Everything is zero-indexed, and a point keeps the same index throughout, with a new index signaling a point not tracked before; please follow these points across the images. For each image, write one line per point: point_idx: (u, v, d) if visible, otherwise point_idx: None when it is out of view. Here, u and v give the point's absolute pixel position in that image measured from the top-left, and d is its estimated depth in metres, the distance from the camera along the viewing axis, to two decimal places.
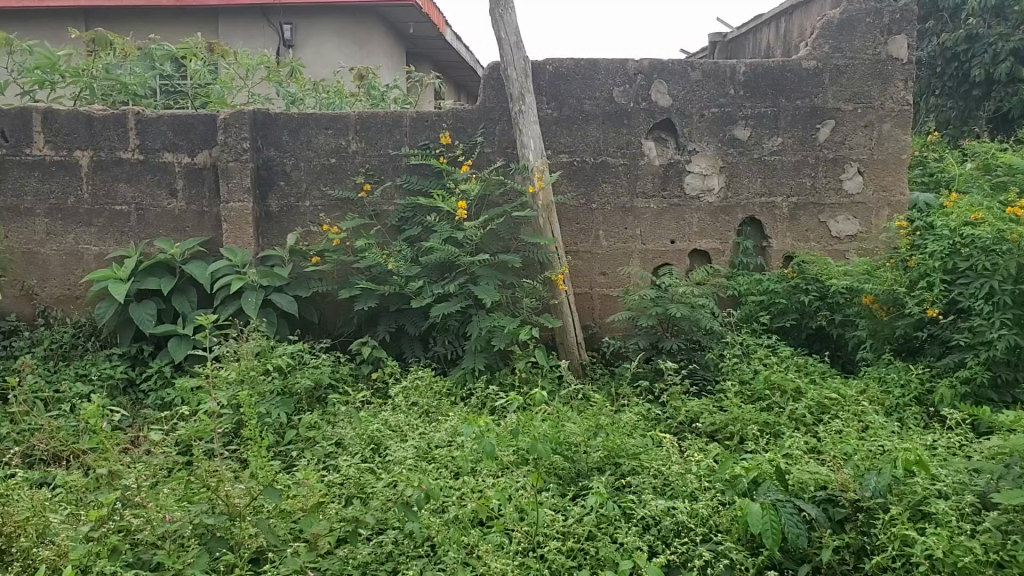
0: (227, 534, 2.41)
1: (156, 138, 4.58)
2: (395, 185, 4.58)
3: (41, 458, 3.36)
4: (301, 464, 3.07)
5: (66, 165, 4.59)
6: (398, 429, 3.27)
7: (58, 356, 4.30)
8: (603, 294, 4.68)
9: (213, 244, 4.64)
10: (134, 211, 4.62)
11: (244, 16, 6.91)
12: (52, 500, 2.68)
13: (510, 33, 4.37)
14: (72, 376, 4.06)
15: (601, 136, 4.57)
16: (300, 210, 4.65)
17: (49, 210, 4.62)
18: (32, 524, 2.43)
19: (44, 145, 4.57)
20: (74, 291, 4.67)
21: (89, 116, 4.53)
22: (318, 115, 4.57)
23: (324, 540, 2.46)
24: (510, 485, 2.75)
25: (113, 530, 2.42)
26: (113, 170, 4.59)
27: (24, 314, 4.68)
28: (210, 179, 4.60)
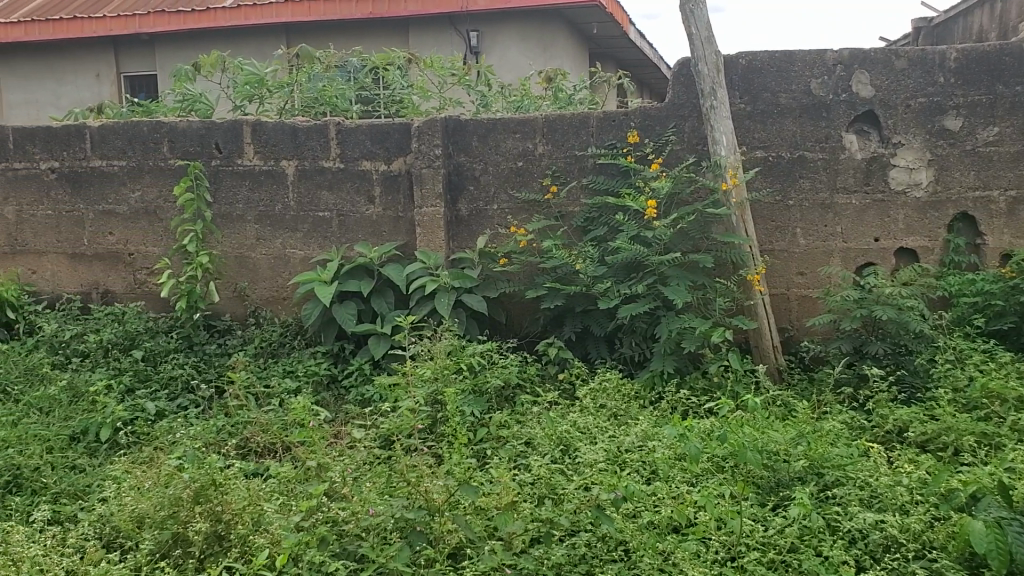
0: (426, 529, 2.47)
1: (355, 147, 4.77)
2: (582, 185, 4.57)
3: (254, 449, 3.57)
4: (493, 464, 3.11)
5: (274, 174, 4.86)
6: (587, 431, 3.27)
7: (266, 353, 4.56)
8: (801, 294, 4.49)
9: (408, 248, 4.79)
10: (334, 216, 4.84)
11: (432, 25, 7.08)
12: (266, 490, 2.87)
13: (701, 28, 4.26)
14: (280, 372, 4.29)
15: (797, 131, 4.40)
16: (488, 212, 4.73)
17: (259, 217, 4.91)
18: (248, 512, 2.72)
19: (254, 155, 4.87)
20: (281, 293, 4.94)
21: (294, 127, 4.80)
22: (507, 118, 4.64)
23: (518, 539, 2.48)
24: (711, 494, 2.69)
25: (321, 521, 2.55)
26: (315, 178, 4.83)
27: (237, 314, 4.99)
28: (406, 185, 4.74)
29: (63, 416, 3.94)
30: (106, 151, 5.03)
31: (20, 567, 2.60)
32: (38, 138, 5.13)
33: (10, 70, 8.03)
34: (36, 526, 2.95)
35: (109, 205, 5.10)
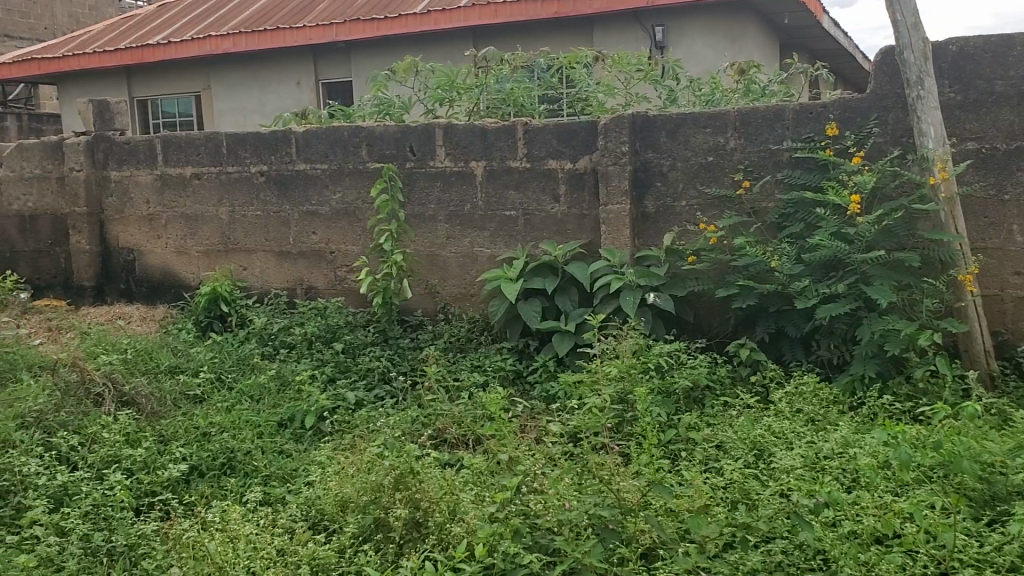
0: (619, 528, 2.50)
1: (542, 147, 4.82)
2: (776, 180, 4.42)
3: (447, 440, 3.68)
4: (685, 466, 3.08)
5: (463, 175, 5.00)
6: (782, 436, 3.17)
7: (456, 347, 4.69)
8: (1017, 296, 4.18)
9: (593, 246, 4.78)
10: (521, 216, 4.91)
11: (618, 21, 7.06)
12: (461, 481, 3.01)
13: (907, 13, 4.02)
14: (469, 367, 4.40)
15: (1015, 120, 4.09)
16: (677, 209, 4.66)
17: (449, 217, 5.06)
18: (445, 501, 2.82)
19: (444, 157, 5.02)
20: (470, 291, 5.06)
21: (483, 129, 4.92)
22: (697, 113, 4.56)
23: (712, 543, 2.44)
24: (920, 505, 2.55)
25: (515, 513, 2.61)
26: (503, 178, 4.92)
27: (428, 310, 5.16)
28: (591, 183, 4.75)
29: (272, 403, 4.20)
30: (310, 155, 5.34)
31: (238, 544, 2.80)
32: (248, 144, 5.49)
33: (221, 80, 8.64)
34: (250, 506, 3.17)
35: (311, 206, 5.39)
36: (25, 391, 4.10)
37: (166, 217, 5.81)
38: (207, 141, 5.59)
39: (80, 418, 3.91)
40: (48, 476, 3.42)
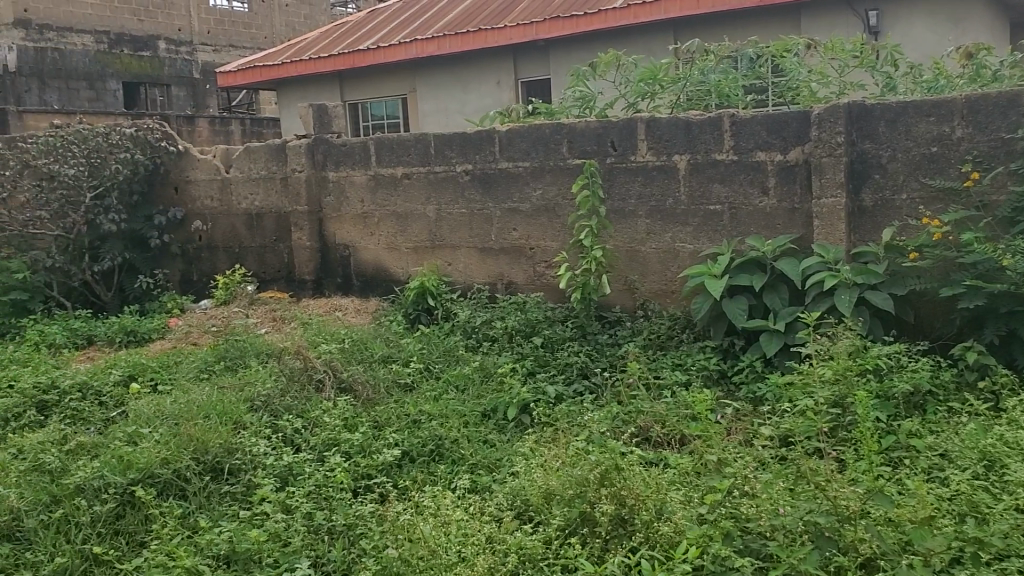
0: (836, 536, 2.41)
1: (749, 139, 4.69)
2: (1010, 171, 4.10)
3: (651, 439, 3.66)
4: (906, 476, 2.93)
5: (666, 169, 4.95)
6: (1018, 447, 2.95)
7: (656, 345, 4.64)
8: None
9: (804, 241, 4.60)
10: (727, 210, 4.79)
11: (829, 8, 6.74)
12: (667, 480, 3.01)
13: None
14: (671, 365, 4.35)
15: None
16: (896, 202, 4.42)
17: (650, 212, 5.02)
18: (651, 499, 2.84)
19: (647, 151, 4.99)
20: (670, 287, 4.99)
21: (687, 122, 4.85)
22: (921, 101, 4.30)
23: (938, 557, 2.33)
24: None
25: (725, 516, 2.65)
26: (707, 171, 4.83)
27: (627, 306, 5.13)
28: (802, 175, 4.56)
29: (476, 394, 4.31)
30: (513, 153, 5.44)
31: (449, 529, 2.94)
32: (454, 143, 5.66)
33: (426, 82, 8.95)
34: (460, 494, 3.29)
35: (513, 203, 5.49)
36: (255, 376, 4.42)
37: (377, 215, 6.08)
38: (416, 142, 5.81)
39: (302, 402, 4.17)
40: (275, 456, 3.68)
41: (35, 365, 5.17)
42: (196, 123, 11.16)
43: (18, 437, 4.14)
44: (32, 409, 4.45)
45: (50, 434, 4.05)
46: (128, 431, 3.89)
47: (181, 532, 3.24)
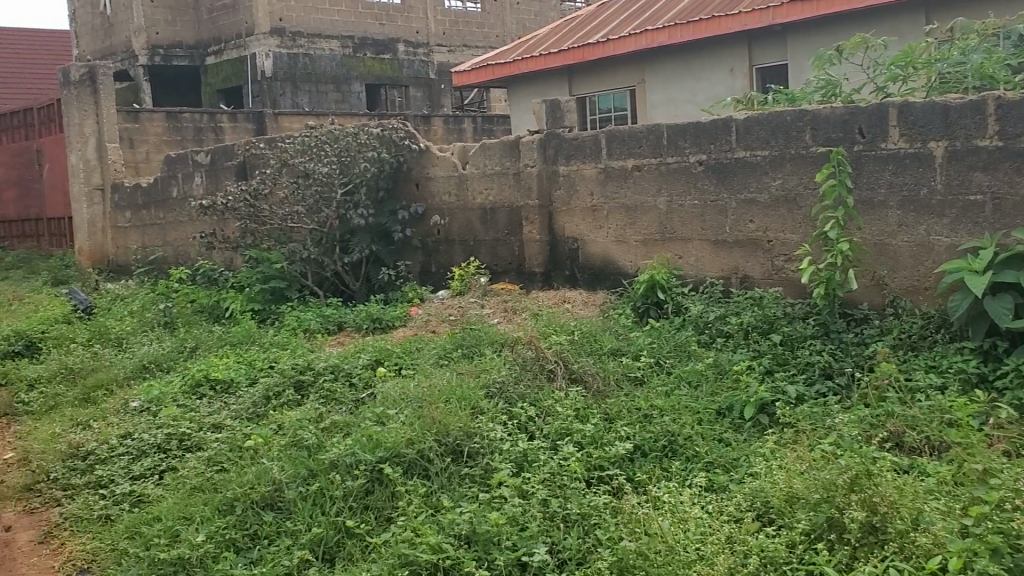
0: None
1: (1018, 122, 4.28)
2: None
3: (901, 446, 3.45)
4: None
5: (921, 157, 4.64)
6: None
7: (907, 345, 4.36)
8: None
9: None
10: (990, 200, 4.41)
11: None
12: (922, 490, 2.88)
13: None
14: (925, 367, 4.07)
15: None
16: None
17: (902, 202, 4.72)
18: (905, 508, 2.72)
19: (900, 138, 4.70)
20: (924, 283, 4.66)
21: (945, 106, 4.52)
22: None
23: None
24: None
25: (993, 531, 2.52)
26: (968, 158, 4.47)
27: (875, 303, 4.84)
28: None
29: (711, 392, 4.22)
30: (751, 142, 5.29)
31: (688, 527, 2.94)
32: (689, 134, 5.57)
33: (657, 73, 8.83)
34: (699, 491, 3.26)
35: (751, 193, 5.32)
36: (491, 365, 4.55)
37: (608, 208, 6.06)
38: (649, 133, 5.75)
39: (536, 391, 4.24)
40: (512, 443, 3.76)
41: (294, 348, 5.61)
42: (432, 121, 11.63)
43: (279, 414, 4.53)
44: (290, 388, 4.84)
45: (306, 412, 4.39)
46: (373, 412, 4.13)
47: (425, 510, 3.37)
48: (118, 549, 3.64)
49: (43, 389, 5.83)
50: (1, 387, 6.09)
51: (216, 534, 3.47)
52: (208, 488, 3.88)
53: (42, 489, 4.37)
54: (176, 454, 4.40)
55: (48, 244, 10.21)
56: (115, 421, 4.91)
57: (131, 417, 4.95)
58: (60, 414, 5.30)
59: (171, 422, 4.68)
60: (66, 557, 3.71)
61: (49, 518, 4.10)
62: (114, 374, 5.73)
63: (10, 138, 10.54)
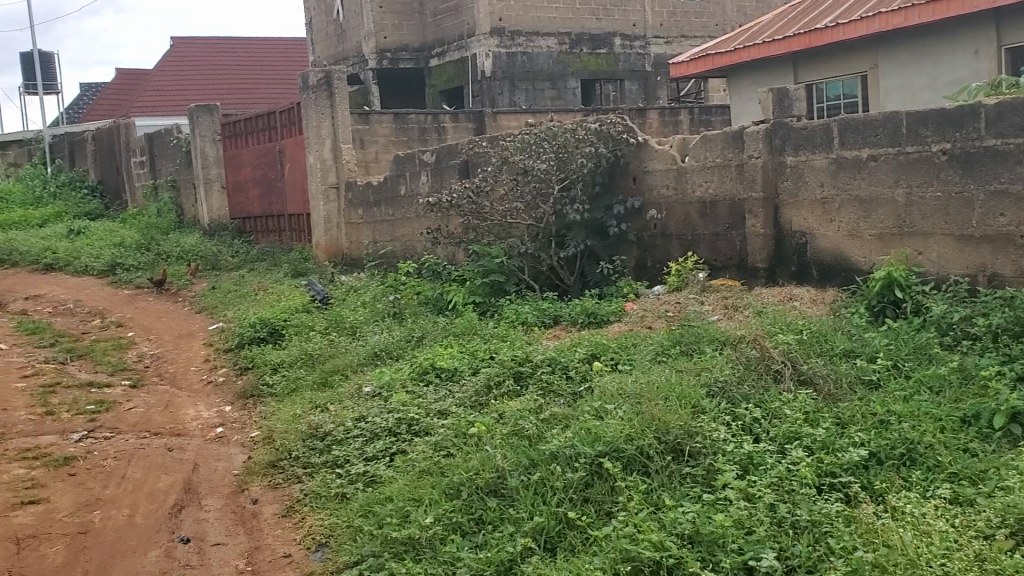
0: None
1: None
2: None
3: None
4: None
5: None
6: None
7: None
8: None
9: None
10: None
11: None
12: None
13: None
14: None
15: None
16: None
17: None
18: None
19: None
20: None
21: None
22: None
23: None
24: None
25: None
26: None
27: None
28: None
29: (954, 398, 3.94)
30: (1002, 129, 4.90)
31: (930, 539, 2.82)
32: (931, 122, 5.22)
33: (891, 57, 8.33)
34: (943, 503, 3.08)
35: (1003, 184, 4.93)
36: (713, 363, 4.45)
37: (838, 201, 5.77)
38: (886, 121, 5.44)
39: (761, 392, 4.10)
40: (735, 444, 3.65)
41: (514, 340, 5.73)
42: (648, 114, 11.54)
43: (500, 403, 4.64)
44: (510, 378, 4.94)
45: (527, 403, 4.46)
46: (593, 406, 4.13)
47: (646, 507, 3.33)
48: (353, 526, 3.88)
49: (286, 373, 6.35)
50: (249, 370, 6.75)
51: (443, 517, 3.61)
52: (435, 472, 4.04)
53: (285, 465, 4.77)
54: (405, 438, 4.60)
55: (289, 238, 10.93)
56: (350, 405, 5.24)
57: (364, 401, 5.25)
58: (301, 397, 5.76)
59: (401, 407, 4.91)
60: (306, 531, 4.03)
61: (291, 494, 4.47)
62: (348, 360, 6.10)
63: (256, 140, 11.39)
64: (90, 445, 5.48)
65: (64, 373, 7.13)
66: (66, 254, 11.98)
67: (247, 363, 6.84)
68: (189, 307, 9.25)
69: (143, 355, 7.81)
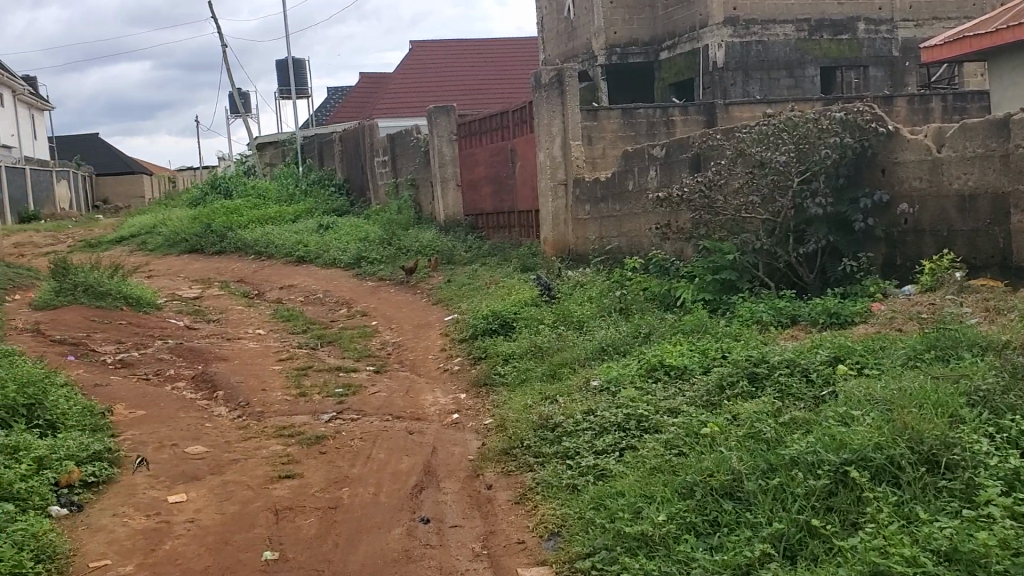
0: None
1: None
2: None
3: None
4: None
5: None
6: None
7: None
8: None
9: None
10: None
11: None
12: None
13: None
14: None
15: None
16: None
17: None
18: None
19: None
20: None
21: None
22: None
23: None
24: None
25: None
26: None
27: None
28: None
29: None
30: None
31: None
32: None
33: None
34: None
35: None
36: (972, 370, 4.14)
37: None
38: None
39: None
40: (1000, 458, 3.36)
41: (748, 340, 5.58)
42: (894, 103, 10.89)
43: (734, 404, 4.53)
44: (744, 379, 4.81)
45: (763, 405, 4.33)
46: (835, 411, 3.95)
47: (897, 520, 3.14)
48: (584, 519, 3.92)
49: (517, 364, 6.51)
50: (482, 361, 6.98)
51: (677, 516, 3.57)
52: (667, 470, 4.00)
53: (517, 453, 4.91)
54: (635, 434, 4.59)
55: (518, 233, 11.19)
56: (578, 398, 5.30)
57: (591, 395, 5.30)
58: (532, 388, 5.89)
59: (630, 403, 4.91)
60: (538, 520, 4.12)
61: (523, 482, 4.59)
62: (577, 354, 6.18)
63: (489, 139, 11.75)
64: (338, 426, 5.86)
65: (315, 359, 7.67)
66: (316, 248, 12.87)
67: (480, 354, 7.08)
68: (426, 299, 9.68)
69: (384, 343, 8.25)
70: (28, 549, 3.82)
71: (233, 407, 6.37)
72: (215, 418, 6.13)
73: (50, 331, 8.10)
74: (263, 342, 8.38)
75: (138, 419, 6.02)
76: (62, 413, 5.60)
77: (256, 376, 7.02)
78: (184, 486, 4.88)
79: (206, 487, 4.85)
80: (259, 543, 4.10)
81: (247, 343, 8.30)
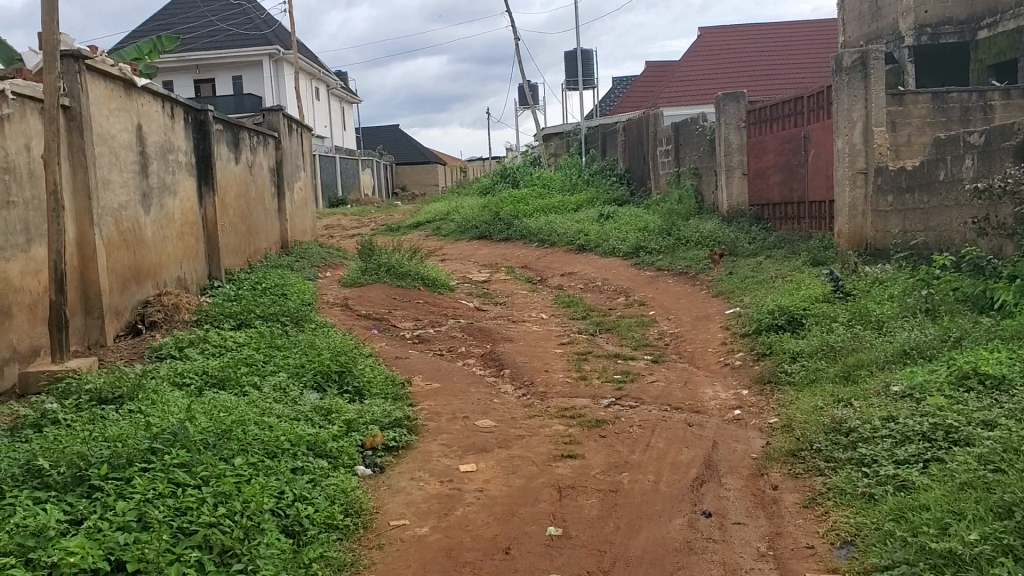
0: None
1: None
2: None
3: None
4: None
5: None
6: None
7: None
8: None
9: None
10: None
11: None
12: None
13: None
14: None
15: None
16: None
17: None
18: None
19: None
20: None
21: None
22: None
23: None
24: None
25: None
26: None
27: None
28: None
29: None
30: None
31: None
32: None
33: None
34: None
35: None
36: None
37: None
38: None
39: None
40: None
41: None
42: None
43: None
44: None
45: None
46: None
47: None
48: (883, 530, 3.68)
49: (806, 363, 6.25)
50: (769, 357, 6.77)
51: (992, 536, 3.27)
52: (980, 487, 3.68)
53: (806, 456, 4.72)
54: (942, 446, 4.26)
55: (808, 226, 10.73)
56: (877, 403, 5.00)
57: (892, 401, 4.97)
58: (823, 389, 5.64)
59: (936, 412, 4.57)
60: (829, 526, 3.94)
61: (813, 486, 4.40)
62: (874, 356, 5.83)
63: (780, 127, 11.35)
64: (620, 412, 5.92)
65: (595, 344, 7.78)
66: (598, 236, 13.07)
67: (764, 349, 6.86)
68: (707, 291, 9.53)
69: (663, 333, 8.23)
70: (338, 503, 4.18)
71: (519, 386, 6.61)
72: (503, 396, 6.40)
73: (358, 306, 8.84)
74: (546, 326, 8.63)
75: (432, 391, 6.41)
76: (368, 380, 6.08)
77: (540, 358, 7.24)
78: (475, 457, 5.13)
79: (495, 460, 5.07)
80: (543, 518, 4.22)
81: (531, 326, 8.59)
